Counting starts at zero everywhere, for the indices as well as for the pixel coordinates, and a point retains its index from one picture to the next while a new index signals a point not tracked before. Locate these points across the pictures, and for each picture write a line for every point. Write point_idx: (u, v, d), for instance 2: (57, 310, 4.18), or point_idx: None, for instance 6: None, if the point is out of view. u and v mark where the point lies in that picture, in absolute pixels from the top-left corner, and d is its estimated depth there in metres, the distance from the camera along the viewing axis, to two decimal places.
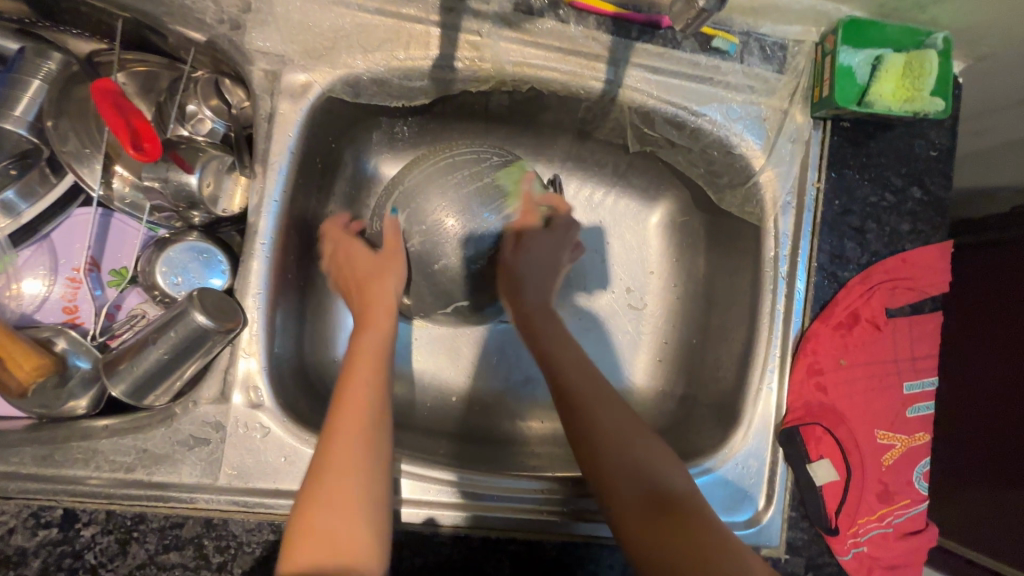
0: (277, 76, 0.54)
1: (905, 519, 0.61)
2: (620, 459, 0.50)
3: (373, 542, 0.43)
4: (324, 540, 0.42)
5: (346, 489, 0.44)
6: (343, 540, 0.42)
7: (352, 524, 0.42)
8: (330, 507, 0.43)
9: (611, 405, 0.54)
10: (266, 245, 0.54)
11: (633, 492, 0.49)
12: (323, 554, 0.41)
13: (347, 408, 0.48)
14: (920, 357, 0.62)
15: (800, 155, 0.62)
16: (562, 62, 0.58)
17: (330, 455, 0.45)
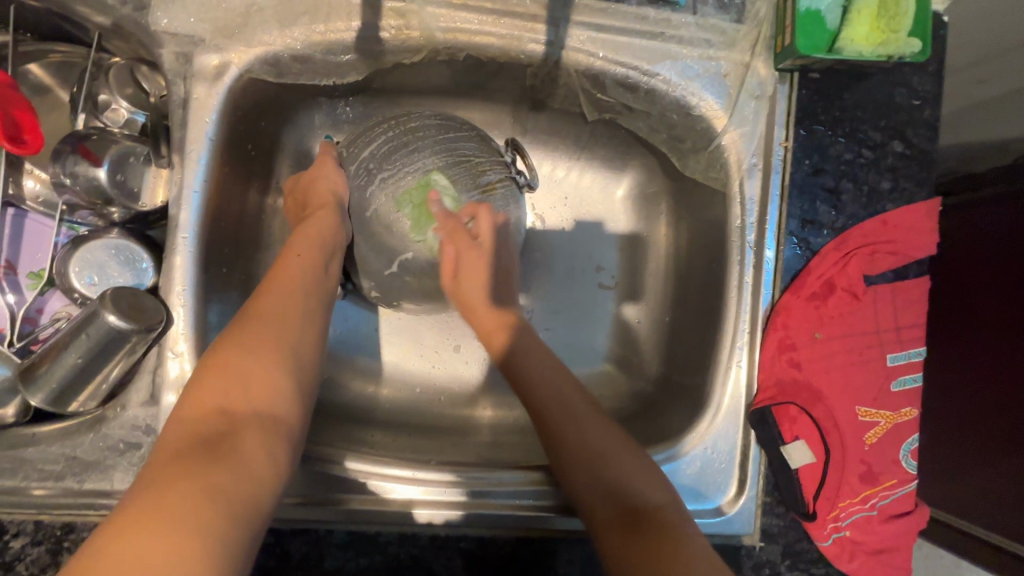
0: (189, 58, 0.51)
1: (891, 500, 0.57)
2: (592, 477, 0.47)
3: (287, 397, 0.42)
4: (230, 381, 0.40)
5: (268, 333, 0.44)
6: (256, 379, 0.41)
7: (267, 372, 0.42)
8: (248, 351, 0.42)
9: (579, 416, 0.51)
10: (188, 238, 0.51)
11: (608, 507, 0.46)
12: (224, 393, 0.39)
13: (281, 284, 0.48)
14: (905, 326, 0.57)
15: (765, 112, 0.57)
16: (496, 25, 0.54)
17: (255, 315, 0.45)
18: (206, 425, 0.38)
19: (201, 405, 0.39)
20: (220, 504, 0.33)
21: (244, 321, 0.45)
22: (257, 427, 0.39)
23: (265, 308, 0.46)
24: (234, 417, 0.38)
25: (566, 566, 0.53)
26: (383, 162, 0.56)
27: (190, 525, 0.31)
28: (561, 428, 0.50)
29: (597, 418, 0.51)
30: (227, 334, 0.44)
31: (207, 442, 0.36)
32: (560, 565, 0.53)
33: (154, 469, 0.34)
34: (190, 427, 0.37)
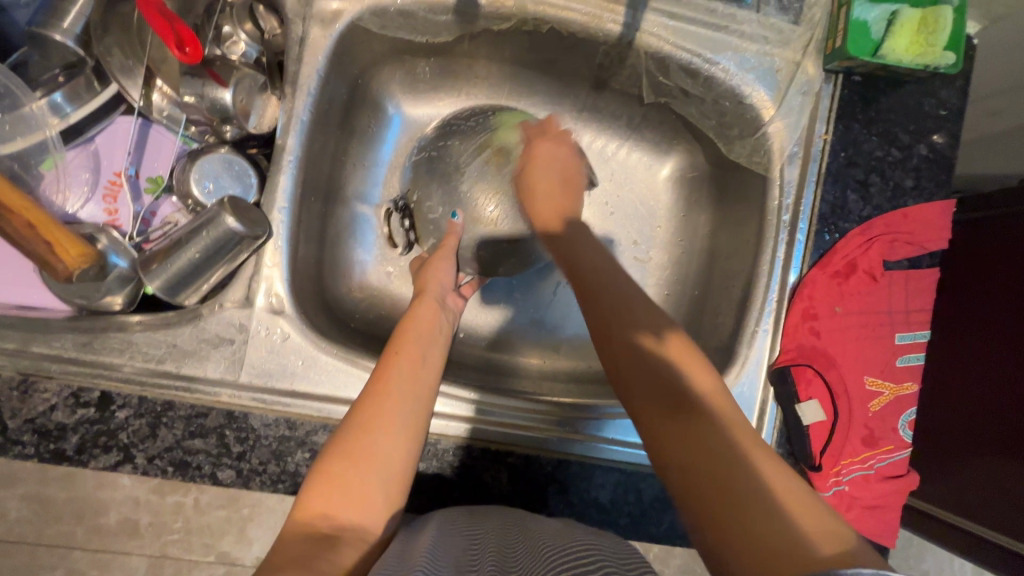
0: (310, 2, 0.57)
1: (887, 463, 0.64)
2: (647, 371, 0.50)
3: (383, 501, 0.45)
4: (335, 489, 0.44)
5: (377, 441, 0.46)
6: (355, 488, 0.44)
7: (367, 488, 0.44)
8: (354, 459, 0.45)
9: (625, 315, 0.54)
10: (292, 161, 0.57)
11: (661, 401, 0.47)
12: (329, 501, 0.43)
13: (386, 375, 0.51)
14: (914, 310, 0.64)
15: (809, 107, 0.64)
16: (583, 4, 0.60)
17: (367, 411, 0.48)
18: (318, 526, 0.41)
19: (310, 510, 0.42)
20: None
21: (358, 417, 0.47)
22: (359, 539, 0.42)
23: (368, 406, 0.48)
24: (338, 525, 0.42)
25: (598, 489, 0.59)
26: (468, 118, 0.73)
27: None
28: (619, 334, 0.53)
29: (661, 328, 0.53)
30: (341, 437, 0.47)
31: (311, 547, 0.39)
32: (593, 489, 0.59)
33: (272, 559, 0.38)
34: (306, 526, 0.41)
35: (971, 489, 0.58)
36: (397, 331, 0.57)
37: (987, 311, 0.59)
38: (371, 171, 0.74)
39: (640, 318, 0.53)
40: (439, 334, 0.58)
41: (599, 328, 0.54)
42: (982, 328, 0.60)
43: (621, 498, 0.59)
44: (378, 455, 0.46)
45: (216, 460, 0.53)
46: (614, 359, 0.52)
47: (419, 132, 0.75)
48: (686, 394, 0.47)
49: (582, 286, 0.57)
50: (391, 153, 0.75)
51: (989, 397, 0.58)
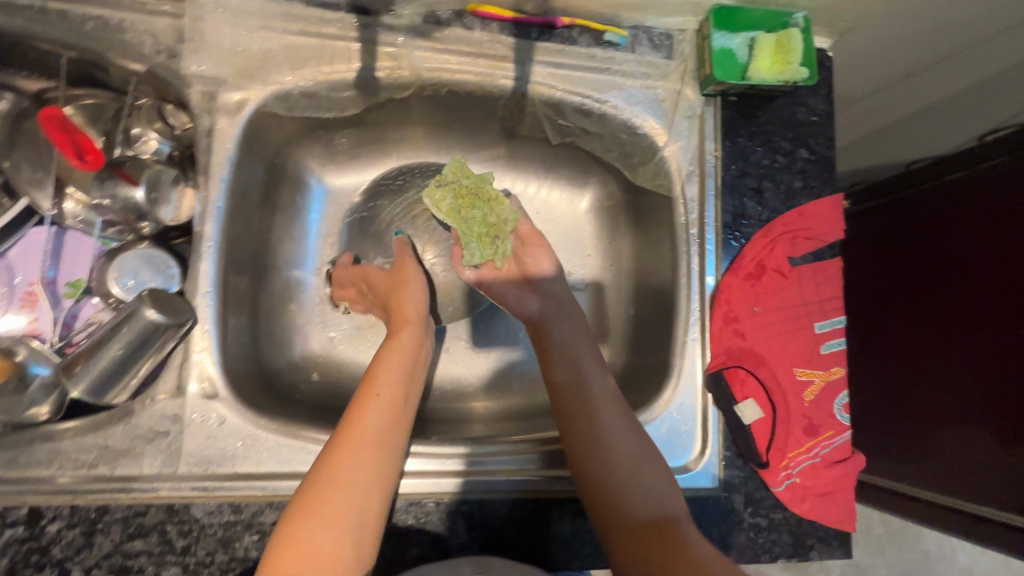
0: (213, 96, 0.60)
1: (832, 449, 0.66)
2: (609, 472, 0.56)
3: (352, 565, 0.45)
4: (302, 553, 0.44)
5: (341, 500, 0.47)
6: (326, 550, 0.44)
7: (335, 547, 0.45)
8: (320, 520, 0.46)
9: (591, 417, 0.59)
10: (212, 247, 0.59)
11: (627, 523, 0.53)
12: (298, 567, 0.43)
13: (354, 426, 0.52)
14: (827, 299, 0.68)
15: (696, 129, 0.69)
16: (474, 64, 0.65)
17: (335, 466, 0.49)
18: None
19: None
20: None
21: (322, 475, 0.48)
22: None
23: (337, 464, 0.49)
24: None
25: (559, 522, 0.59)
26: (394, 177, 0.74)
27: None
28: (596, 423, 0.58)
29: (633, 444, 0.58)
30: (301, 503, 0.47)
31: None
32: (553, 524, 0.59)
33: None
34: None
35: (976, 471, 0.63)
36: (376, 362, 0.59)
37: (975, 288, 0.64)
38: (299, 242, 0.76)
39: (617, 464, 0.56)
40: (416, 367, 0.61)
41: (563, 422, 0.60)
42: (973, 304, 0.64)
43: (581, 527, 0.59)
44: (348, 516, 0.47)
45: (159, 559, 0.51)
46: (574, 468, 0.57)
47: (343, 200, 0.78)
48: (643, 524, 0.53)
49: (564, 413, 0.60)
50: (320, 223, 0.77)
51: (992, 376, 0.62)
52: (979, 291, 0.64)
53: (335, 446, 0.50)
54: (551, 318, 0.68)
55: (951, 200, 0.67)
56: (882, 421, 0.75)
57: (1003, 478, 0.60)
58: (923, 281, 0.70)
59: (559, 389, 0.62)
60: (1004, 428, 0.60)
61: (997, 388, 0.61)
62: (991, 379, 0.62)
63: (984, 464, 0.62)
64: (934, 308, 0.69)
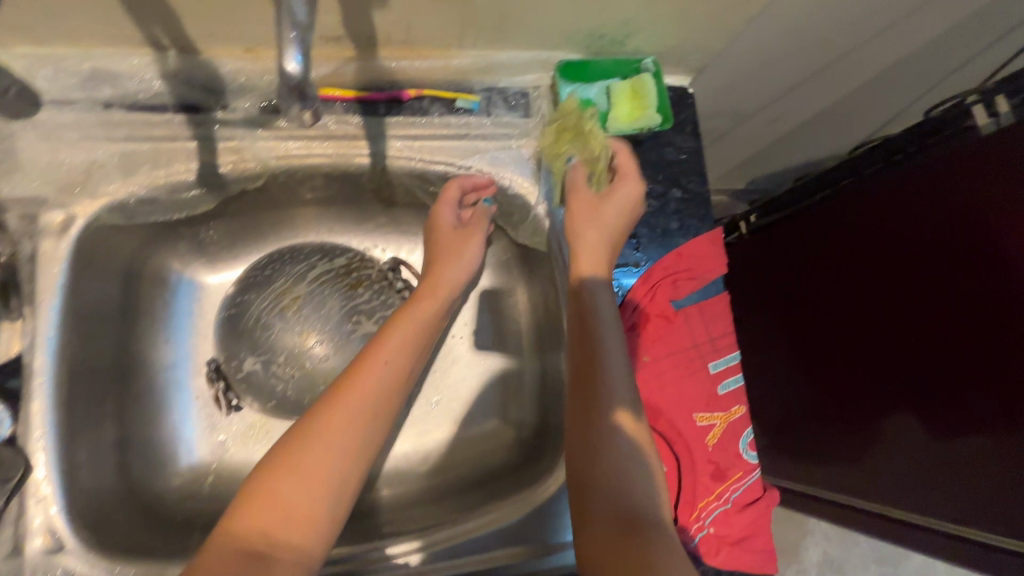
0: (35, 217, 0.56)
1: (742, 491, 0.64)
2: (607, 502, 0.47)
3: (324, 535, 0.46)
4: (276, 504, 0.44)
5: (316, 469, 0.46)
6: (299, 510, 0.45)
7: (302, 497, 0.45)
8: (293, 472, 0.46)
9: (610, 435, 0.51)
10: (46, 380, 0.54)
11: (607, 522, 0.46)
12: (267, 534, 0.43)
13: (354, 394, 0.51)
14: (718, 336, 0.67)
15: (565, 183, 0.68)
16: (324, 147, 0.62)
17: (319, 428, 0.48)
18: (252, 545, 0.42)
19: (246, 530, 0.43)
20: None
21: (313, 431, 0.48)
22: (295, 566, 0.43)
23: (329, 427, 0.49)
24: (271, 547, 0.43)
25: None
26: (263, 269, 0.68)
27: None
28: (593, 437, 0.51)
29: (656, 461, 0.51)
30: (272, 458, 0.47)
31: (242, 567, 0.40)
32: None
33: None
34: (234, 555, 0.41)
35: (965, 446, 0.71)
36: (379, 335, 0.57)
37: (954, 278, 0.69)
38: (173, 344, 0.71)
39: (614, 498, 0.47)
40: (429, 336, 0.61)
41: (586, 410, 0.53)
42: (956, 296, 0.69)
43: None
44: (333, 482, 0.47)
45: None
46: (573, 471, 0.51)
47: (215, 298, 0.74)
48: (637, 518, 0.45)
49: (578, 366, 0.55)
50: (195, 320, 0.73)
51: (978, 340, 0.68)
52: (959, 282, 0.69)
53: (326, 411, 0.50)
54: (580, 249, 0.62)
55: (952, 162, 0.68)
56: (872, 418, 0.84)
57: (1002, 475, 0.67)
58: (931, 261, 0.72)
59: (587, 314, 0.58)
60: (992, 392, 0.67)
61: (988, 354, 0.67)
62: (983, 351, 0.67)
63: (982, 442, 0.69)
64: (933, 296, 0.72)
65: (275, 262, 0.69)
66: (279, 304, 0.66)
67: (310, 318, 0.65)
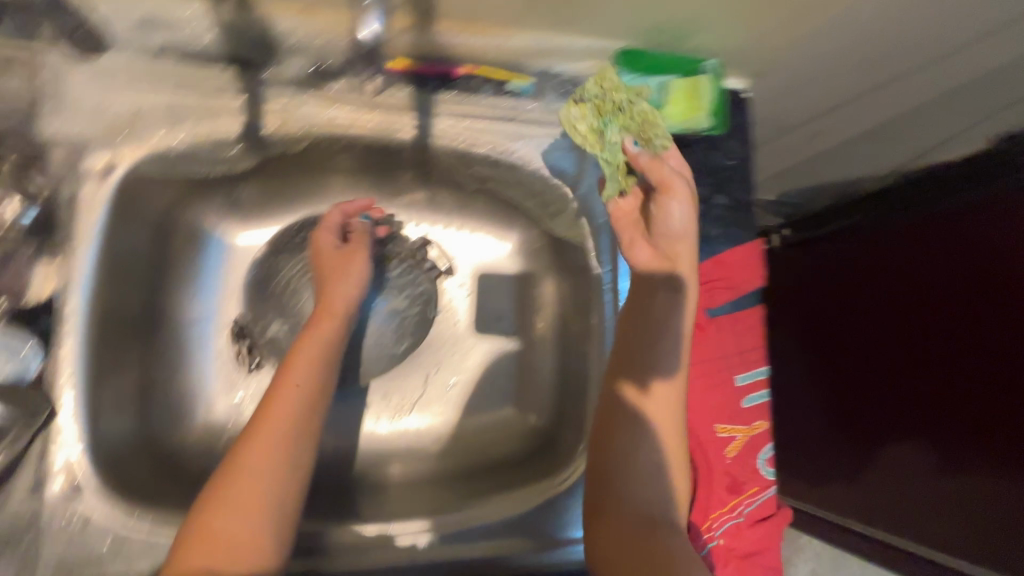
0: (76, 161, 0.55)
1: (756, 506, 0.64)
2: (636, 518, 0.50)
3: (267, 553, 0.48)
4: (217, 544, 0.46)
5: (253, 490, 0.49)
6: (236, 538, 0.47)
7: (253, 500, 0.49)
8: (235, 510, 0.48)
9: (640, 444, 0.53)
10: (78, 323, 0.54)
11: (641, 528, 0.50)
12: (209, 554, 0.46)
13: (266, 420, 0.53)
14: (747, 349, 0.66)
15: (609, 178, 0.66)
16: (368, 117, 0.61)
17: (236, 461, 0.51)
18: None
19: (186, 567, 0.45)
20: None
21: (225, 476, 0.50)
22: (248, 571, 0.46)
23: (251, 460, 0.50)
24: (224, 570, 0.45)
25: None
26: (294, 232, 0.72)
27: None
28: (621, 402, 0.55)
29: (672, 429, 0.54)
30: (220, 484, 0.50)
31: None
32: None
33: None
34: (202, 557, 0.46)
35: (973, 518, 0.60)
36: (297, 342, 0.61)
37: (957, 323, 0.61)
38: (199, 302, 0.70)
39: (625, 411, 0.54)
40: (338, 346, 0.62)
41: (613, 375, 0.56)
42: (975, 338, 0.59)
43: None
44: (266, 509, 0.49)
45: None
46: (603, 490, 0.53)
47: (244, 255, 0.73)
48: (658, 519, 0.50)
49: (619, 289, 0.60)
50: (221, 276, 0.72)
51: (983, 394, 0.58)
52: (973, 324, 0.59)
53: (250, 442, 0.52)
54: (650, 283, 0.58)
55: (977, 207, 0.60)
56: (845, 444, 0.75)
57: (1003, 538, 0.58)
58: (950, 300, 0.62)
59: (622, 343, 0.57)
60: (1000, 467, 0.57)
61: (993, 409, 0.57)
62: (988, 408, 0.58)
63: (997, 514, 0.58)
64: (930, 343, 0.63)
65: (299, 227, 0.73)
66: (303, 271, 0.71)
67: (322, 288, 0.67)
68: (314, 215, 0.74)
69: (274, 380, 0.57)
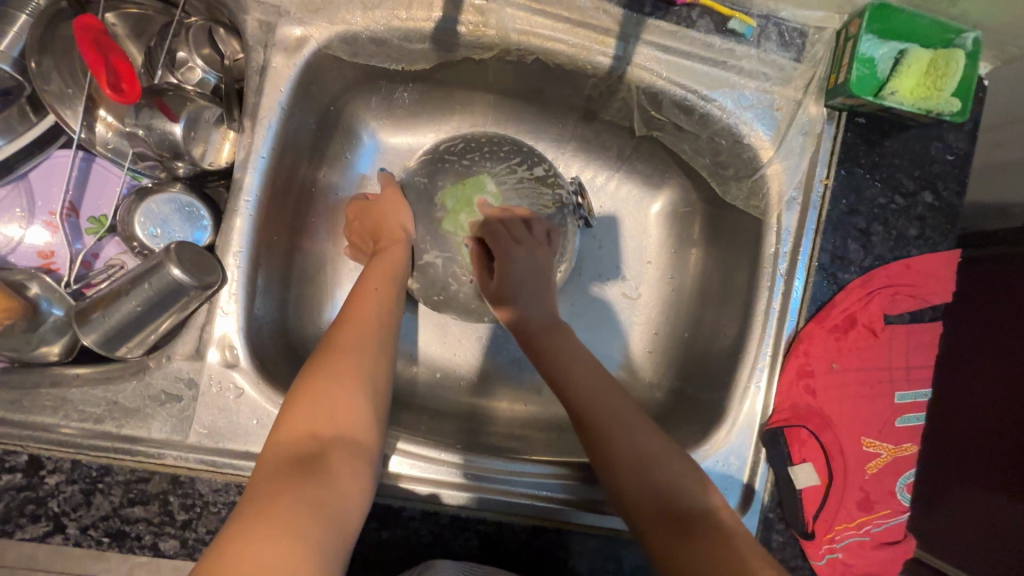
0: (272, 28, 0.52)
1: (884, 528, 0.60)
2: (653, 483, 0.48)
3: (368, 419, 0.47)
4: (319, 409, 0.45)
5: (342, 375, 0.48)
6: (343, 404, 0.46)
7: (349, 395, 0.47)
8: (336, 388, 0.47)
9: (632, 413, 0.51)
10: (250, 202, 0.52)
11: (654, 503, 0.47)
12: (313, 418, 0.45)
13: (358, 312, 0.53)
14: (914, 366, 0.61)
15: (810, 149, 0.60)
16: (570, 34, 0.56)
17: (332, 349, 0.50)
18: (301, 447, 0.43)
19: (291, 434, 0.43)
20: (319, 497, 0.39)
21: (319, 365, 0.48)
22: (345, 448, 0.44)
23: (345, 346, 0.50)
24: (321, 444, 0.43)
25: (577, 558, 0.55)
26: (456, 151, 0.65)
27: (283, 500, 0.38)
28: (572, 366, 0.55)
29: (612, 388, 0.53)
30: (315, 359, 0.50)
31: (302, 461, 0.41)
32: (568, 559, 0.55)
33: (258, 485, 0.39)
34: (300, 423, 0.44)
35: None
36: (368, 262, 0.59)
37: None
38: (343, 201, 0.69)
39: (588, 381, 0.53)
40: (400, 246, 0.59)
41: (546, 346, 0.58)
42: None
43: (600, 568, 0.55)
44: (362, 378, 0.48)
45: (158, 529, 0.48)
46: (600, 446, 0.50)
47: (395, 157, 0.72)
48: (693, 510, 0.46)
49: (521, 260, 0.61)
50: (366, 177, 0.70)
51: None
52: None
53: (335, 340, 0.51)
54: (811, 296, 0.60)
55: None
56: (957, 513, 0.59)
57: None
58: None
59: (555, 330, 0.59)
60: None
61: None
62: None
63: None
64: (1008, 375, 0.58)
65: (464, 146, 0.65)
66: (471, 201, 0.62)
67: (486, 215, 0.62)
68: (483, 138, 0.67)
69: (358, 278, 0.58)
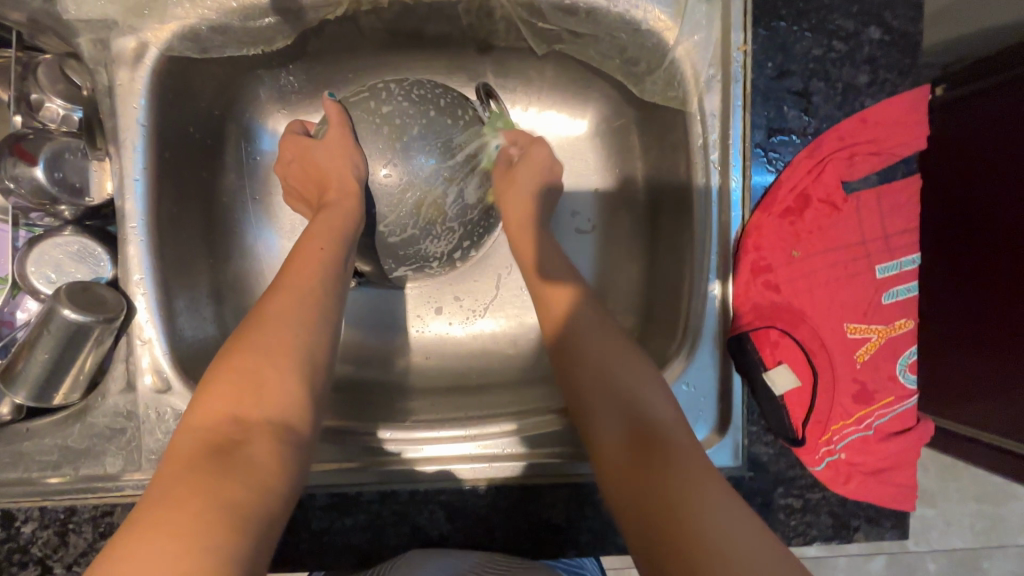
0: (106, 45, 0.50)
1: (888, 419, 0.54)
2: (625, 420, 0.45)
3: (300, 404, 0.41)
4: (239, 387, 0.40)
5: (275, 341, 0.43)
6: (267, 388, 0.41)
7: (281, 378, 0.42)
8: (266, 357, 0.42)
9: (610, 349, 0.49)
10: (138, 227, 0.52)
11: (619, 446, 0.44)
12: (235, 398, 0.39)
13: (300, 267, 0.49)
14: (894, 234, 0.54)
15: (719, 15, 0.52)
16: None
17: (265, 314, 0.45)
18: (221, 432, 0.38)
19: (210, 411, 0.39)
20: (242, 490, 0.35)
21: (248, 330, 0.44)
22: (270, 435, 0.39)
23: (276, 311, 0.45)
24: (243, 427, 0.38)
25: (550, 510, 0.54)
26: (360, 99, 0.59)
27: (194, 506, 0.33)
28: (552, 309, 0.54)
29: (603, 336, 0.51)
30: (240, 336, 0.44)
31: (222, 447, 0.37)
32: (540, 510, 0.54)
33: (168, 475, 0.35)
34: (225, 401, 0.39)
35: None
36: (312, 222, 0.54)
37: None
38: (264, 203, 0.67)
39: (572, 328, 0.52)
40: (355, 211, 0.56)
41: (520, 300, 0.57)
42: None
43: (577, 515, 0.54)
44: (296, 358, 0.43)
45: None
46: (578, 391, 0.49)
47: None
48: (659, 448, 0.43)
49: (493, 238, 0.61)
50: (269, 164, 0.66)
51: None
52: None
53: (279, 285, 0.48)
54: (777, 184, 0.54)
55: None
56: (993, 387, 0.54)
57: None
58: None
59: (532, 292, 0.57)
60: None
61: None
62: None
63: None
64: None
65: (380, 154, 0.58)
66: (421, 217, 0.58)
67: (401, 186, 0.57)
68: (393, 132, 0.58)
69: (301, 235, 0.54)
